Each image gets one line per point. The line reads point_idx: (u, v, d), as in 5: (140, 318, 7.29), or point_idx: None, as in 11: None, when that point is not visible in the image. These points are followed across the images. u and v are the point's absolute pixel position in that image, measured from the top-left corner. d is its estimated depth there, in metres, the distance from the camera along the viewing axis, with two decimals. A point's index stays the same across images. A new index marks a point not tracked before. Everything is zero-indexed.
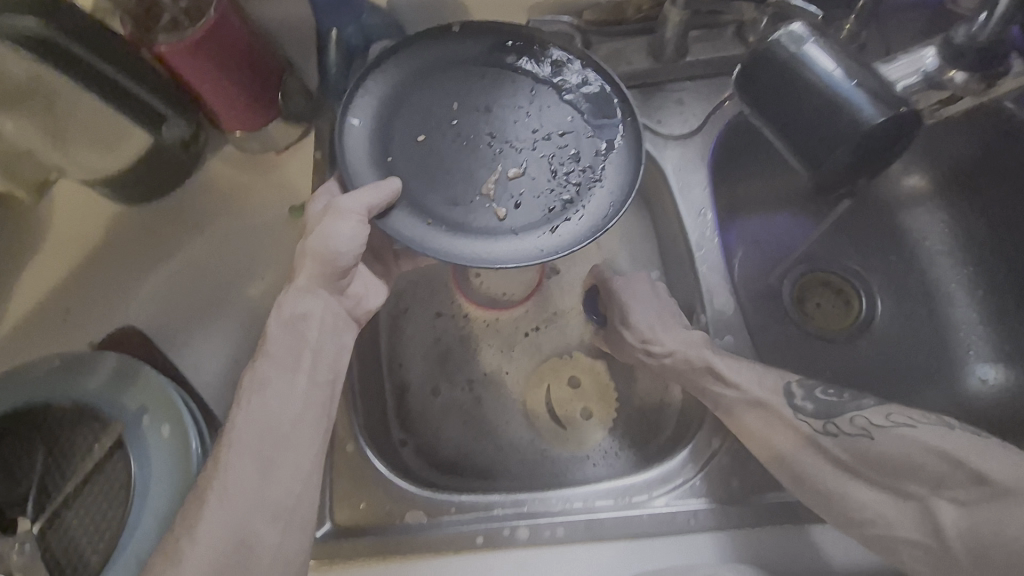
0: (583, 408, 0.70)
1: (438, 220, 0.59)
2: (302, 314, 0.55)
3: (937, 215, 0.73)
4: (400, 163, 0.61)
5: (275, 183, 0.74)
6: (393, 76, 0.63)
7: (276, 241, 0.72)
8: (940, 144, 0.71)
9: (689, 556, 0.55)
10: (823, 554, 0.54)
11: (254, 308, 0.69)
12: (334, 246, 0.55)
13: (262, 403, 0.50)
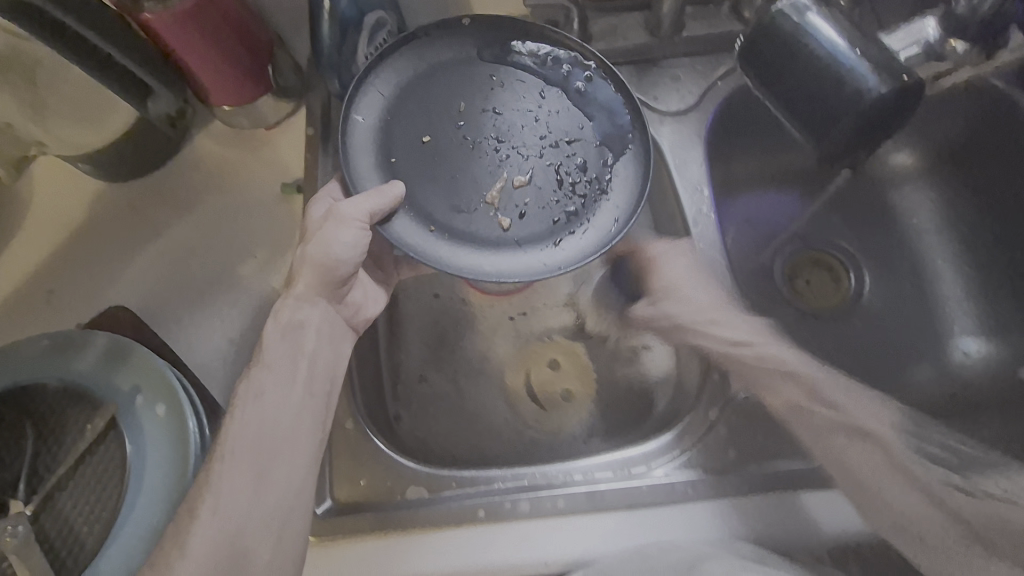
0: (563, 389, 0.71)
1: (442, 228, 0.59)
2: (298, 322, 0.56)
3: (926, 192, 0.73)
4: (405, 165, 0.60)
5: (265, 160, 0.73)
6: (400, 72, 0.62)
7: (268, 220, 0.71)
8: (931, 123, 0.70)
9: (690, 528, 0.55)
10: (824, 528, 0.55)
11: (246, 287, 0.69)
12: (335, 253, 0.56)
13: (258, 413, 0.52)
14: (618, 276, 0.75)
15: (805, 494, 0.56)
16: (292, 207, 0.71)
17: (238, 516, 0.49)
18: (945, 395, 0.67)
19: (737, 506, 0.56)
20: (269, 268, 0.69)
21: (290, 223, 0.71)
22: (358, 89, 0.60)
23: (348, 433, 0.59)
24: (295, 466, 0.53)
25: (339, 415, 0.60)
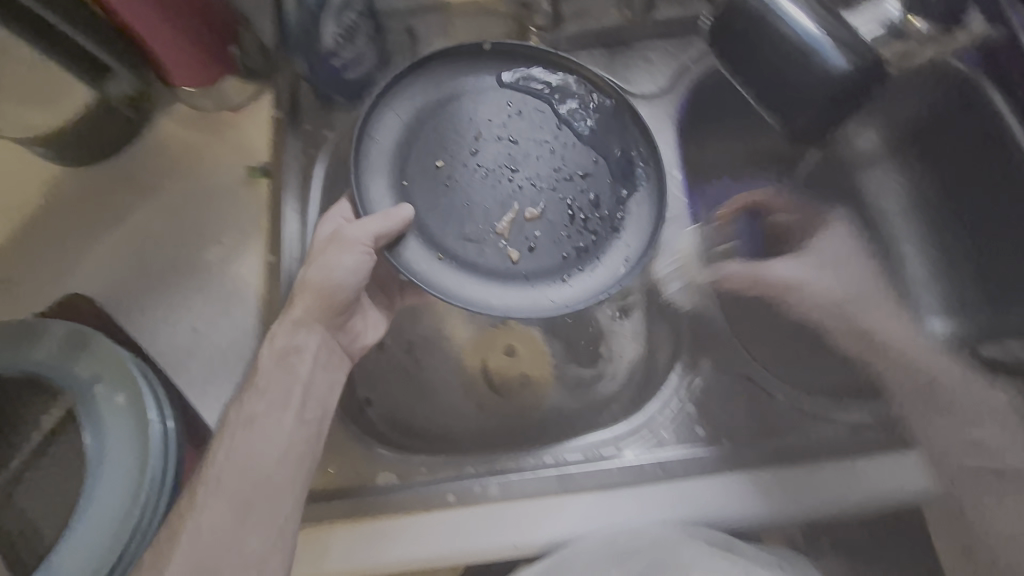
0: (520, 375, 0.70)
1: (451, 258, 0.60)
2: (291, 348, 0.55)
3: (893, 174, 0.74)
4: (417, 190, 0.61)
5: (231, 143, 0.71)
6: (415, 97, 0.62)
7: (234, 205, 0.69)
8: (894, 104, 0.71)
9: (659, 509, 0.55)
10: (789, 505, 0.55)
11: (211, 273, 0.67)
12: (336, 277, 0.56)
13: (246, 441, 0.51)
14: (741, 232, 0.72)
15: (773, 473, 0.56)
16: (259, 190, 0.69)
17: (222, 532, 0.48)
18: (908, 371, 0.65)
19: (706, 485, 0.56)
20: (236, 253, 0.67)
21: (257, 207, 0.69)
22: (373, 113, 0.61)
23: None
24: (273, 480, 0.50)
25: None
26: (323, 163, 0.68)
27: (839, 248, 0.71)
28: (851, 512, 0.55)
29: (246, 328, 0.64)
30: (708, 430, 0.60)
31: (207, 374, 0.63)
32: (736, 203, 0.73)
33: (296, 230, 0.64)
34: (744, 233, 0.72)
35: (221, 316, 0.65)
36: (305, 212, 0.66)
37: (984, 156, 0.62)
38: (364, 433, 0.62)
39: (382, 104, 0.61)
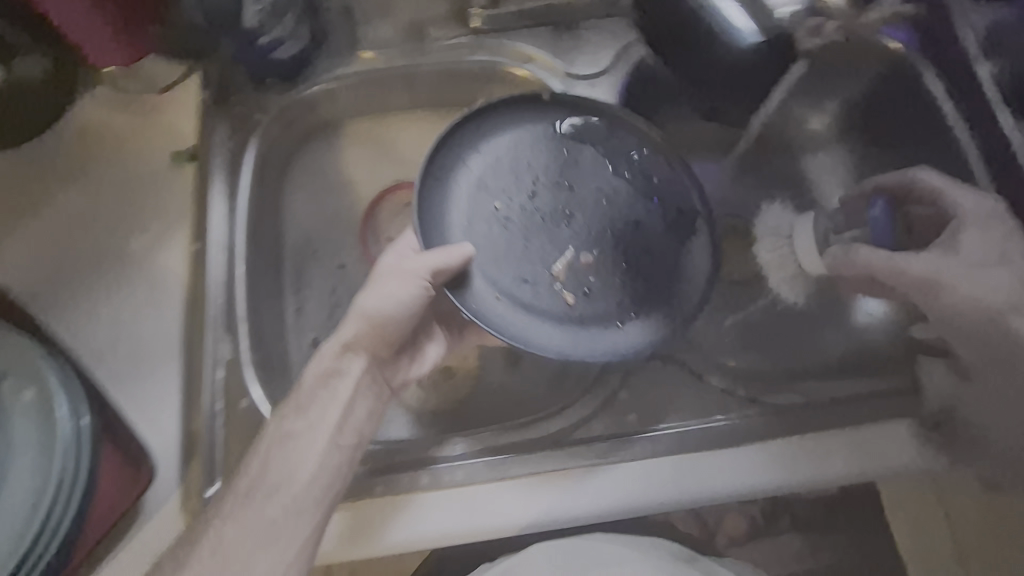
0: (444, 368, 0.66)
1: (505, 302, 0.57)
2: (334, 372, 0.54)
3: (838, 158, 0.72)
4: (474, 231, 0.59)
5: (156, 126, 0.68)
6: (482, 140, 0.62)
7: (160, 190, 0.66)
8: (829, 83, 0.70)
9: (589, 496, 0.54)
10: (719, 483, 0.55)
11: (134, 262, 0.64)
12: (390, 307, 0.55)
13: (279, 458, 0.51)
14: (874, 221, 0.60)
15: (688, 457, 0.56)
16: (185, 176, 0.67)
17: (243, 542, 0.48)
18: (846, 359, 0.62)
19: (634, 468, 0.55)
20: (163, 242, 0.64)
21: (183, 193, 0.66)
22: (438, 152, 0.60)
23: (243, 413, 0.57)
24: (245, 478, 0.50)
25: (234, 395, 0.57)
26: (253, 148, 0.66)
27: (975, 238, 0.56)
28: (781, 487, 0.55)
29: (170, 319, 0.62)
30: (638, 415, 0.59)
31: (127, 368, 0.60)
32: (858, 193, 0.63)
33: (223, 217, 0.63)
34: (877, 222, 0.60)
35: (144, 307, 0.62)
36: (233, 199, 0.64)
37: (928, 145, 0.65)
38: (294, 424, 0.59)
39: (446, 145, 0.61)
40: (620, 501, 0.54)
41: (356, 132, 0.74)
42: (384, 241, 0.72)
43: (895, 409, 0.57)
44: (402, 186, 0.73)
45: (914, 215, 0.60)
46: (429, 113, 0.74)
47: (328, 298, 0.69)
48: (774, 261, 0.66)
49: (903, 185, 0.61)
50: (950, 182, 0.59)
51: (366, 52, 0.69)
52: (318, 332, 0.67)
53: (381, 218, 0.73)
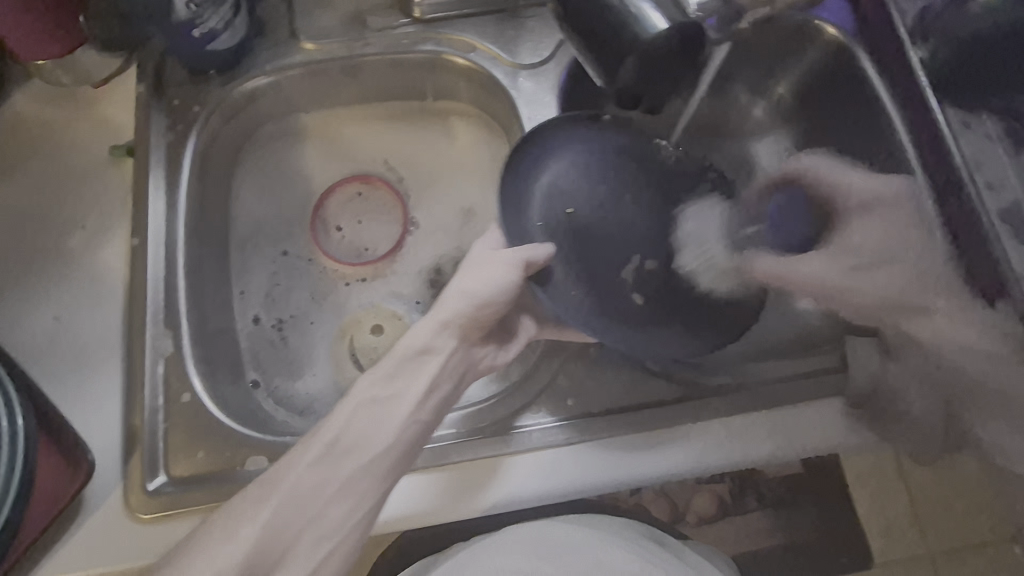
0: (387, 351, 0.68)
1: (581, 301, 0.59)
2: (428, 349, 0.52)
3: (781, 140, 0.76)
4: (550, 232, 0.61)
5: (92, 121, 0.68)
6: (554, 147, 0.63)
7: (98, 185, 0.66)
8: (764, 71, 0.74)
9: (530, 478, 0.56)
10: (657, 465, 0.57)
11: (73, 259, 0.63)
12: (491, 292, 0.53)
13: (370, 417, 0.49)
14: (771, 216, 0.67)
15: (647, 436, 0.58)
16: (124, 170, 0.66)
17: (307, 499, 0.46)
18: (775, 342, 0.66)
19: (577, 453, 0.57)
20: (101, 238, 0.64)
21: (122, 187, 0.66)
22: (515, 157, 0.62)
23: (184, 406, 0.57)
24: (327, 435, 0.48)
25: (175, 389, 0.58)
26: (193, 141, 0.65)
27: (873, 226, 0.62)
28: (714, 468, 0.57)
29: (112, 314, 0.62)
30: (577, 400, 0.60)
31: (68, 364, 0.60)
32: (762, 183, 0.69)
33: (162, 211, 0.62)
34: (772, 216, 0.67)
35: (84, 303, 0.62)
36: (173, 193, 0.63)
37: (863, 129, 0.66)
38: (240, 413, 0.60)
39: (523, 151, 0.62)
40: (581, 481, 0.56)
41: (303, 124, 0.75)
42: (333, 230, 0.73)
43: (824, 388, 0.59)
44: (354, 177, 0.74)
45: (807, 204, 0.67)
46: (377, 104, 0.76)
47: (269, 282, 0.70)
48: (699, 265, 0.63)
49: (795, 180, 0.68)
50: (833, 171, 0.67)
51: (307, 42, 0.68)
52: (264, 311, 0.69)
53: (330, 207, 0.74)
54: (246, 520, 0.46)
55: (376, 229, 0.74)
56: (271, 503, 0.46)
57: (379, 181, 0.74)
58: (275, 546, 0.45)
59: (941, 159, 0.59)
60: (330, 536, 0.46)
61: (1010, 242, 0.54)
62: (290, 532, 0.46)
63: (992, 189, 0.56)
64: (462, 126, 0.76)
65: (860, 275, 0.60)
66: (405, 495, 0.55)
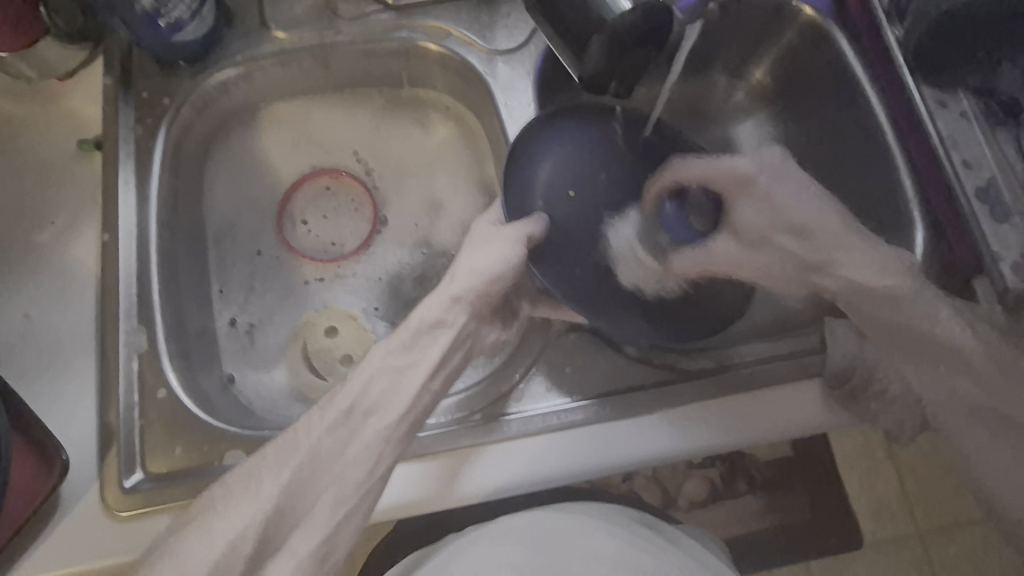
0: (342, 353, 0.68)
1: (578, 286, 0.59)
2: (441, 322, 0.50)
3: (759, 123, 0.75)
4: (551, 215, 0.60)
5: (60, 115, 0.66)
6: (554, 135, 0.62)
7: (68, 180, 0.65)
8: (744, 53, 0.73)
9: (514, 467, 0.55)
10: (637, 451, 0.56)
11: (44, 255, 0.63)
12: (499, 265, 0.52)
13: (390, 383, 0.47)
14: (669, 221, 0.62)
15: (633, 423, 0.57)
16: (94, 164, 0.65)
17: (313, 468, 0.44)
18: (751, 326, 0.66)
19: (561, 443, 0.56)
20: (72, 234, 0.63)
21: (93, 182, 0.65)
22: (519, 142, 0.61)
23: (161, 402, 0.56)
24: (347, 397, 0.46)
25: (151, 384, 0.57)
26: (163, 134, 0.64)
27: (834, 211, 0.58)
28: (692, 454, 0.57)
29: (85, 311, 0.61)
30: (557, 388, 0.59)
31: (41, 362, 0.59)
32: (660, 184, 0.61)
33: (132, 206, 0.61)
34: (670, 221, 0.62)
35: (56, 301, 0.61)
36: (144, 186, 0.62)
37: (841, 117, 0.66)
38: (220, 408, 0.59)
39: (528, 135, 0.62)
40: (579, 466, 0.56)
41: (279, 117, 0.75)
42: (300, 225, 0.74)
43: (804, 368, 0.59)
44: (323, 172, 0.75)
45: (695, 200, 0.63)
46: (351, 94, 0.76)
47: (239, 278, 0.70)
48: (635, 271, 0.61)
49: (675, 181, 0.61)
50: (708, 162, 0.60)
51: (278, 31, 0.67)
52: (238, 313, 0.69)
53: (298, 203, 0.75)
54: (263, 482, 0.43)
55: (343, 224, 0.74)
56: (293, 463, 0.43)
57: (346, 177, 0.75)
58: (293, 509, 0.43)
59: (919, 139, 0.60)
60: (347, 498, 0.44)
61: (985, 219, 0.55)
62: (297, 510, 0.43)
63: (968, 168, 0.57)
64: (438, 116, 0.76)
65: (802, 243, 0.56)
66: (399, 484, 0.55)
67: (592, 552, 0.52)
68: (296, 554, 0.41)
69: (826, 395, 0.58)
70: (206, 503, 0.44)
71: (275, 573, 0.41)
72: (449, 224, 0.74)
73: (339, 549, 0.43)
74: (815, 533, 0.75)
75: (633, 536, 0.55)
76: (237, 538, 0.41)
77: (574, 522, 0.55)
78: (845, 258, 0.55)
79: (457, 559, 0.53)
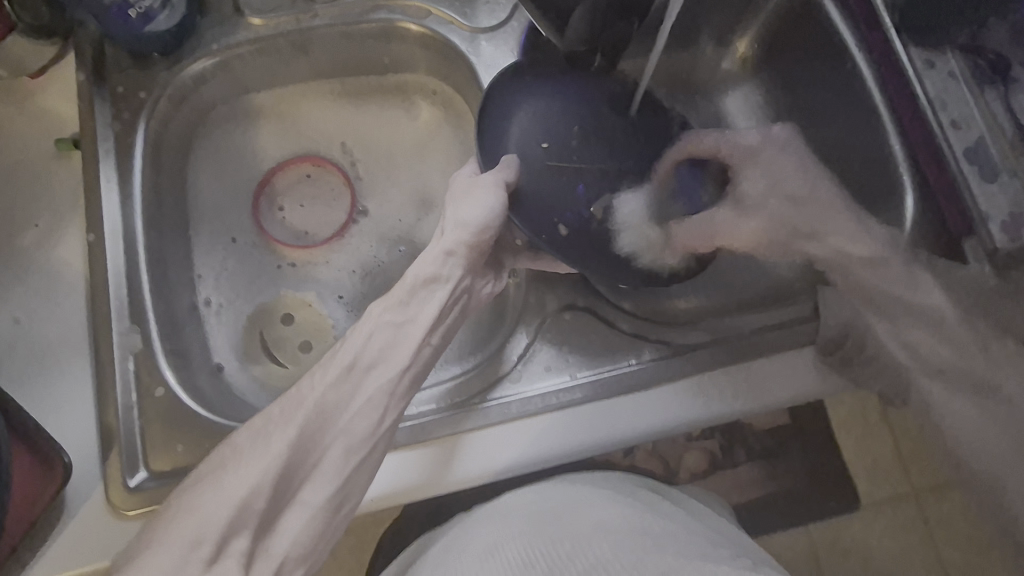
0: (301, 341, 0.69)
1: (553, 241, 0.57)
2: (436, 278, 0.49)
3: (750, 93, 0.75)
4: (527, 168, 0.58)
5: (33, 113, 0.65)
6: (526, 91, 0.60)
7: (48, 180, 0.64)
8: (732, 18, 0.71)
9: (513, 443, 0.56)
10: (636, 426, 0.57)
11: (29, 258, 0.62)
12: (486, 215, 0.52)
13: (391, 335, 0.47)
14: (682, 189, 0.63)
15: (630, 391, 0.57)
16: (73, 164, 0.64)
17: (321, 413, 0.43)
18: (742, 297, 0.66)
19: (559, 420, 0.57)
20: (57, 235, 0.62)
21: (73, 182, 0.64)
22: (490, 102, 0.60)
23: (158, 401, 0.56)
24: (346, 354, 0.45)
25: (147, 384, 0.57)
26: (142, 130, 0.63)
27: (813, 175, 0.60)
28: (691, 426, 0.57)
29: (75, 314, 0.60)
30: (556, 367, 0.60)
31: (35, 367, 0.59)
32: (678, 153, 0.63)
33: (115, 205, 0.60)
34: (683, 186, 0.63)
35: (46, 304, 0.61)
36: (126, 184, 0.61)
37: (835, 87, 0.65)
38: (219, 403, 0.59)
39: (495, 94, 0.60)
40: (582, 442, 0.56)
41: (264, 107, 0.74)
42: (276, 210, 0.73)
43: (797, 338, 0.59)
44: (304, 159, 0.74)
45: (713, 169, 0.64)
46: (340, 84, 0.75)
47: (219, 263, 0.70)
48: (639, 244, 0.61)
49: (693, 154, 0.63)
50: (723, 139, 0.63)
51: (253, 17, 0.65)
52: (212, 291, 0.68)
53: (278, 185, 0.74)
54: (273, 438, 0.41)
55: (320, 212, 0.74)
56: (300, 416, 0.42)
57: (326, 163, 0.74)
58: (304, 460, 0.41)
59: (907, 96, 0.59)
60: (359, 448, 0.44)
61: (973, 180, 0.55)
62: (303, 470, 0.41)
63: (957, 128, 0.56)
64: (429, 104, 0.75)
65: (795, 208, 0.60)
66: (393, 472, 0.55)
67: (598, 518, 0.50)
68: (308, 506, 0.41)
69: (820, 361, 0.58)
70: (214, 463, 0.41)
71: (290, 524, 0.40)
72: (440, 210, 0.73)
73: (350, 498, 0.44)
74: (815, 501, 0.77)
75: (639, 503, 0.54)
76: (252, 492, 0.39)
77: (576, 493, 0.55)
78: (832, 223, 0.59)
79: (469, 535, 0.53)
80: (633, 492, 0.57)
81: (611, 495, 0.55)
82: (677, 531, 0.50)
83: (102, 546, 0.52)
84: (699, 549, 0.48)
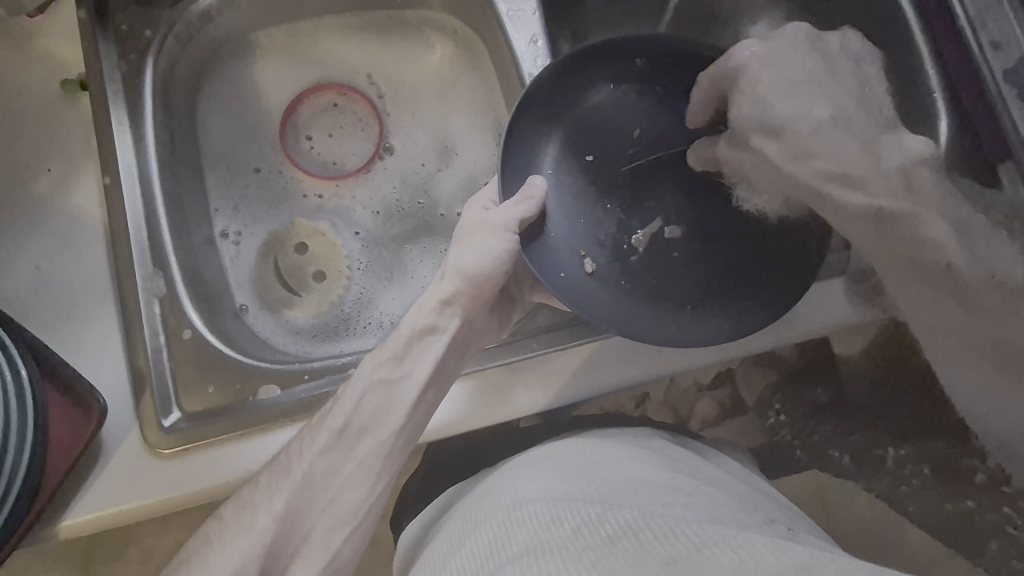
0: (315, 269, 0.69)
1: (577, 276, 0.56)
2: (434, 329, 0.54)
3: (774, 24, 0.73)
4: (565, 180, 0.59)
5: (39, 55, 0.63)
6: (574, 84, 0.60)
7: (58, 124, 0.62)
8: None
9: (578, 390, 0.56)
10: (699, 359, 0.57)
11: (46, 204, 0.61)
12: (485, 265, 0.54)
13: (383, 397, 0.51)
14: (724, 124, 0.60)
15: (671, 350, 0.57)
16: (84, 108, 0.62)
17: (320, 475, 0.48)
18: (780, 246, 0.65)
19: (617, 344, 0.57)
20: (75, 181, 0.61)
21: (84, 126, 0.62)
22: (533, 97, 0.58)
23: (186, 343, 0.56)
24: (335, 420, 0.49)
25: (175, 326, 0.57)
26: (150, 70, 0.61)
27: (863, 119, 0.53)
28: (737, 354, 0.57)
29: (97, 261, 0.59)
30: None
31: (61, 312, 0.58)
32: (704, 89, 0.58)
33: (129, 147, 0.59)
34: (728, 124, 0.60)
35: (66, 251, 0.60)
36: (138, 127, 0.59)
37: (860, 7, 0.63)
38: (247, 347, 0.60)
39: (544, 87, 0.58)
40: (647, 373, 0.56)
41: (273, 48, 0.72)
42: (303, 140, 0.72)
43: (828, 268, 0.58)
44: (330, 86, 0.72)
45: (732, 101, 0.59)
46: (354, 18, 0.72)
47: (235, 193, 0.69)
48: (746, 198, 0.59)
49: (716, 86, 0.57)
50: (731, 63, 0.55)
51: None
52: (228, 222, 0.68)
53: (302, 114, 0.73)
54: (258, 511, 0.47)
55: (346, 144, 0.73)
56: (285, 492, 0.47)
57: (354, 93, 0.73)
58: (291, 535, 0.47)
59: (945, 21, 0.56)
60: (343, 521, 0.48)
61: (1016, 106, 0.51)
62: (300, 528, 0.47)
63: (997, 49, 0.52)
64: (442, 42, 0.73)
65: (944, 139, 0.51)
66: (454, 399, 0.55)
67: (627, 475, 0.50)
68: None
69: (849, 290, 0.57)
70: (203, 539, 0.48)
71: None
72: (461, 156, 0.72)
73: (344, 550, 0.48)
74: None
75: (671, 461, 0.54)
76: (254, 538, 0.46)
77: (607, 452, 0.55)
78: None
79: (500, 486, 0.54)
80: (660, 450, 0.56)
81: (642, 453, 0.55)
82: (707, 490, 0.50)
83: (137, 481, 0.52)
84: (728, 509, 0.47)
